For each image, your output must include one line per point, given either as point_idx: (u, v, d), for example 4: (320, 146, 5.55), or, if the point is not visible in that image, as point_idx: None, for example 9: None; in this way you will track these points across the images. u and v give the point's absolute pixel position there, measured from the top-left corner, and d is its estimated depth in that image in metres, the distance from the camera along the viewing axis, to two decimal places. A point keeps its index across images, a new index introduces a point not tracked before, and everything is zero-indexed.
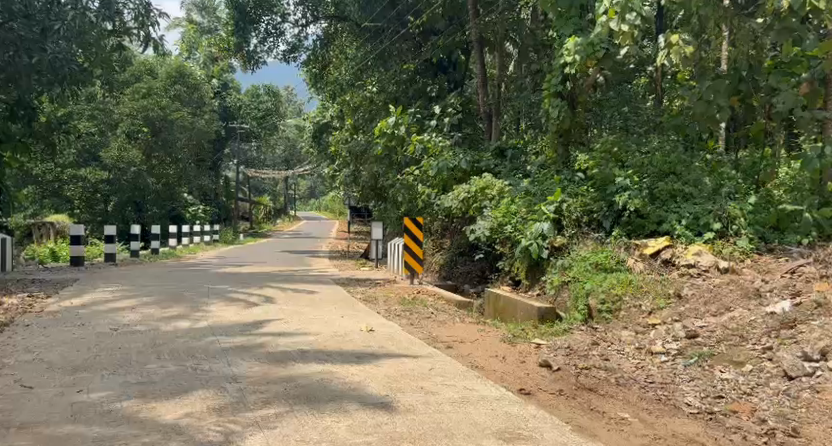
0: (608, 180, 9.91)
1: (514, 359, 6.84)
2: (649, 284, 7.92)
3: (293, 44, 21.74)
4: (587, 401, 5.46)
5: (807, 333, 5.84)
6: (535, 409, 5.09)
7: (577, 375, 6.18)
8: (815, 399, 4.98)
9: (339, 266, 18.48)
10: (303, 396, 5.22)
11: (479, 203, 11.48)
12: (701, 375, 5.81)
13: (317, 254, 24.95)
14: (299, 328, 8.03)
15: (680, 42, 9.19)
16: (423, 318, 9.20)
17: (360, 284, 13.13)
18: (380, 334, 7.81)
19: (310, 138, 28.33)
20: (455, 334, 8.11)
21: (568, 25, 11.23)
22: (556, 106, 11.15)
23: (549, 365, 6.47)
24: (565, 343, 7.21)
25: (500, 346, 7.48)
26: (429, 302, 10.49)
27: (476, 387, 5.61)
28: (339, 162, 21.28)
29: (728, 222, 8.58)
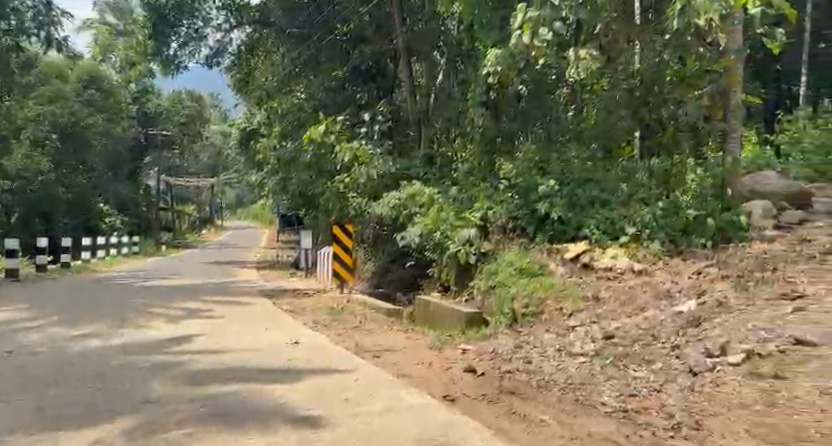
0: (531, 187, 10.17)
1: (440, 365, 7.00)
2: (569, 287, 8.19)
3: (216, 48, 21.53)
4: (509, 404, 5.64)
5: (710, 330, 6.19)
6: (457, 415, 5.22)
7: (501, 379, 6.38)
8: (714, 391, 5.25)
9: (266, 276, 18.30)
10: (225, 413, 5.22)
11: (408, 209, 11.65)
12: (616, 375, 6.06)
13: (246, 264, 24.65)
14: (223, 344, 7.98)
15: (589, 56, 9.88)
16: (349, 328, 9.25)
17: (288, 295, 13.09)
18: (305, 346, 7.84)
19: (236, 144, 27.97)
20: (381, 343, 8.20)
21: (491, 36, 11.61)
22: (480, 114, 12.05)
23: (473, 371, 6.64)
24: (488, 348, 7.42)
25: (429, 352, 7.62)
26: (358, 312, 10.57)
27: (401, 397, 5.71)
28: (266, 169, 21.10)
29: (642, 226, 8.91)
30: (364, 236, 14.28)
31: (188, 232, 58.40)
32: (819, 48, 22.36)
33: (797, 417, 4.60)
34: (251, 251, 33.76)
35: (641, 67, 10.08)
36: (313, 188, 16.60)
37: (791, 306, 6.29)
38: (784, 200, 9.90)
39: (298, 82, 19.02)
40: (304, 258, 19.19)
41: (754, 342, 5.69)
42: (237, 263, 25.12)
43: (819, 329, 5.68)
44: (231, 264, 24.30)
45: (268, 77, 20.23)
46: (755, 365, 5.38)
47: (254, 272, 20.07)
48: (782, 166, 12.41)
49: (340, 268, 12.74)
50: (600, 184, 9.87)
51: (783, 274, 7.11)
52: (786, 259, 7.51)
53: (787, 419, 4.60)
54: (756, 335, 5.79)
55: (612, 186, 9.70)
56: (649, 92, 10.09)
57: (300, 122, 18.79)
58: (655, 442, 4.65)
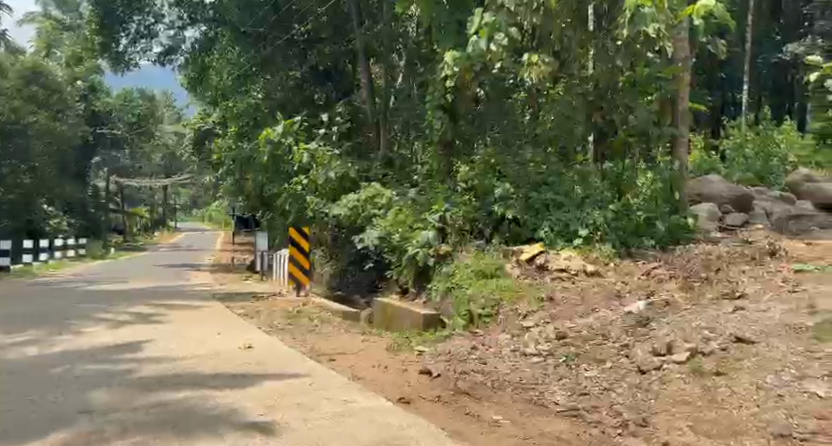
0: (488, 190, 10.40)
1: (396, 368, 7.05)
2: (524, 288, 8.33)
3: (168, 46, 21.29)
4: (464, 405, 5.73)
5: (658, 329, 6.39)
6: (411, 418, 5.29)
7: (456, 380, 6.46)
8: (661, 389, 5.42)
9: (220, 279, 18.13)
10: (180, 421, 5.20)
11: (367, 211, 11.69)
12: (568, 375, 6.19)
13: (199, 267, 24.38)
14: (175, 349, 7.91)
15: (541, 62, 9.87)
16: (305, 331, 9.25)
17: (242, 298, 13.01)
18: (259, 350, 7.83)
19: (189, 144, 27.65)
20: (337, 347, 8.23)
21: (449, 39, 11.66)
22: (439, 118, 11.65)
23: (429, 372, 6.74)
24: (444, 350, 7.50)
25: (385, 355, 7.68)
26: (314, 315, 10.57)
27: (356, 400, 5.76)
28: (221, 170, 20.92)
29: (594, 229, 9.03)
30: (322, 238, 14.20)
31: (140, 235, 57.38)
32: (761, 58, 23.07)
33: (735, 412, 4.77)
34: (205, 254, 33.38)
35: (595, 72, 10.13)
36: (268, 190, 16.55)
37: (732, 304, 6.52)
38: (728, 203, 10.22)
39: (255, 82, 18.77)
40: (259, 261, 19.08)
41: (698, 340, 5.89)
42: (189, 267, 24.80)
43: (757, 326, 5.90)
44: (183, 267, 23.98)
45: (222, 76, 20.03)
46: (698, 363, 5.57)
47: (208, 276, 19.87)
48: (726, 171, 12.79)
49: (296, 271, 12.66)
50: (554, 186, 9.87)
51: (726, 274, 7.35)
52: (729, 259, 7.74)
53: (726, 413, 4.79)
54: (700, 333, 5.99)
55: (565, 188, 9.72)
56: (604, 97, 10.32)
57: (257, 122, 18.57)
58: (606, 441, 4.80)
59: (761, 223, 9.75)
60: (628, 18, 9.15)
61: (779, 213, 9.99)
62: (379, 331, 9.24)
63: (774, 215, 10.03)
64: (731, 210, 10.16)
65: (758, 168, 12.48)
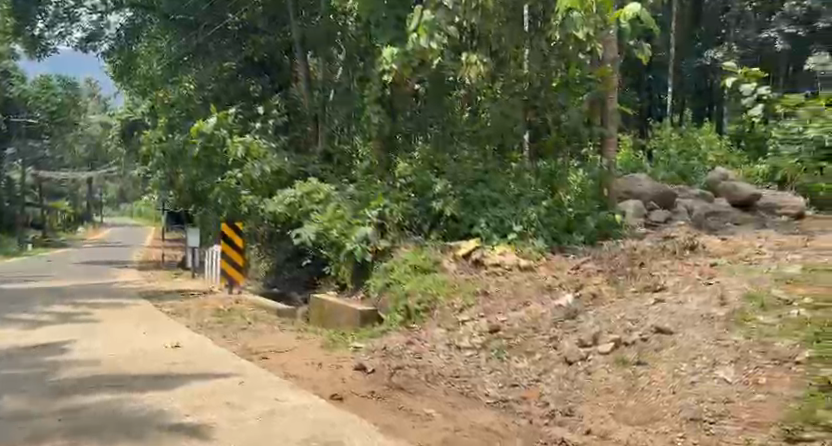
0: (427, 186, 10.32)
1: (330, 365, 7.08)
2: (460, 283, 8.46)
3: (91, 31, 20.70)
4: (396, 400, 5.82)
5: (584, 322, 6.62)
6: (343, 414, 5.34)
7: (390, 375, 6.52)
8: (586, 380, 5.61)
9: (149, 277, 17.73)
10: (105, 424, 5.13)
11: (305, 206, 11.57)
12: (499, 367, 6.33)
13: (127, 264, 23.78)
14: (99, 350, 7.76)
15: (478, 63, 9.98)
16: (236, 329, 9.18)
17: (173, 296, 12.80)
18: (187, 349, 7.77)
19: (116, 135, 26.92)
20: (269, 344, 8.21)
21: (387, 34, 11.69)
22: (376, 113, 11.61)
23: (363, 368, 6.79)
24: (380, 345, 7.56)
25: (319, 352, 7.69)
26: (247, 313, 10.48)
27: (286, 398, 5.75)
28: (150, 163, 20.49)
29: (528, 224, 9.23)
30: (256, 234, 14.04)
31: (63, 230, 55.47)
32: None
33: (654, 399, 5.07)
34: (132, 251, 32.51)
35: (528, 73, 10.41)
36: (201, 184, 16.33)
37: (653, 297, 6.78)
38: (652, 201, 10.56)
39: (186, 72, 18.13)
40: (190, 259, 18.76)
41: (621, 332, 6.11)
42: (115, 264, 24.13)
43: (674, 316, 6.15)
44: (109, 265, 23.28)
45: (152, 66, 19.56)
46: (620, 354, 5.79)
47: (136, 273, 19.43)
48: (651, 171, 13.20)
49: (228, 267, 12.51)
50: (490, 184, 10.05)
51: (649, 268, 7.64)
52: (653, 254, 8.05)
53: (644, 401, 5.07)
54: (622, 326, 6.22)
55: (500, 186, 9.94)
56: (536, 96, 10.56)
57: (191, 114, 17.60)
58: (533, 431, 4.94)
59: (682, 219, 10.08)
60: (559, 20, 9.52)
61: (698, 209, 10.31)
62: (314, 328, 9.22)
63: (694, 211, 10.33)
64: (655, 208, 10.52)
65: (681, 167, 12.93)
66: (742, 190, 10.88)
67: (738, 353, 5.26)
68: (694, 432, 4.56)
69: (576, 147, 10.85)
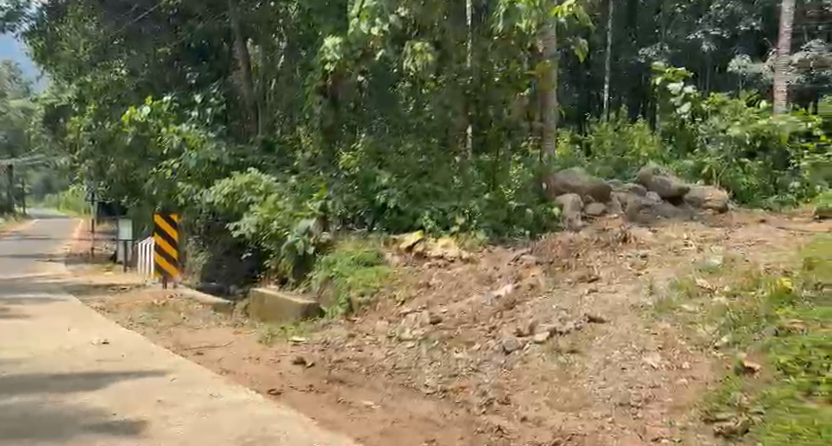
0: (371, 178, 10.28)
1: (268, 359, 7.06)
2: (403, 275, 8.53)
3: (10, 11, 19.98)
4: (336, 393, 5.85)
5: (522, 312, 6.78)
6: (283, 408, 5.35)
7: (330, 368, 6.55)
8: (522, 368, 5.74)
9: (79, 271, 17.25)
10: (31, 424, 5.00)
11: (242, 197, 11.29)
12: (438, 358, 6.43)
13: (53, 257, 23.03)
14: (21, 348, 7.53)
15: (423, 50, 10.10)
16: (170, 325, 9.04)
17: (105, 291, 12.50)
18: (115, 346, 7.63)
19: (41, 122, 26.04)
20: (205, 340, 8.12)
21: (328, 24, 11.61)
22: (318, 102, 11.45)
23: (303, 362, 6.77)
24: (319, 339, 7.56)
25: (257, 347, 7.63)
26: (183, 307, 10.31)
27: (221, 395, 5.71)
28: (79, 151, 19.92)
29: (470, 217, 9.36)
30: (191, 226, 13.75)
31: None
32: (620, 60, 24.40)
33: (586, 386, 5.25)
34: (60, 244, 31.41)
35: (471, 66, 10.49)
36: (135, 174, 15.98)
37: (587, 287, 6.98)
38: (588, 195, 10.49)
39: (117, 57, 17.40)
40: (123, 252, 18.30)
41: (556, 322, 6.27)
42: (41, 257, 23.32)
43: (605, 306, 6.35)
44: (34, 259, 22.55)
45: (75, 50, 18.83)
46: (556, 342, 5.95)
47: (65, 268, 18.80)
48: (586, 165, 13.45)
49: (166, 263, 12.28)
50: (434, 177, 10.11)
51: (585, 260, 7.83)
52: (587, 246, 8.25)
53: (577, 388, 5.25)
54: (557, 315, 6.38)
55: (444, 179, 10.09)
56: (478, 91, 10.54)
57: (121, 101, 17.19)
58: (469, 420, 5.04)
59: (616, 214, 10.21)
60: (503, 11, 9.69)
61: (631, 203, 10.61)
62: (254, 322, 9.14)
63: (627, 205, 10.61)
64: (591, 203, 10.46)
65: (615, 163, 13.24)
66: (672, 185, 11.15)
67: (663, 341, 5.56)
68: (622, 417, 4.78)
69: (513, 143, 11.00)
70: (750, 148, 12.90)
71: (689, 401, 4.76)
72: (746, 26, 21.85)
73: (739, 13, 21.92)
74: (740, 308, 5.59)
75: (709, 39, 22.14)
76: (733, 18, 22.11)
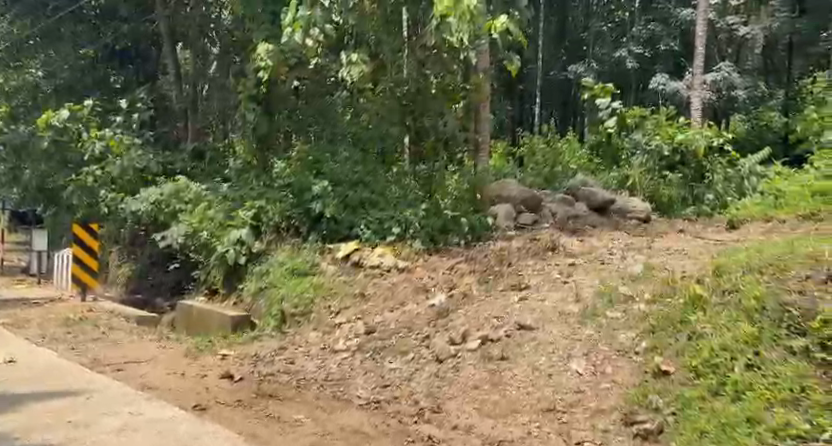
0: (305, 188, 10.08)
1: (194, 374, 6.94)
2: (337, 285, 8.48)
3: None
4: (264, 407, 5.81)
5: (455, 320, 6.87)
6: (208, 424, 5.27)
7: (260, 382, 6.50)
8: (454, 377, 5.85)
9: None
10: None
11: (171, 206, 11.06)
12: (371, 368, 6.44)
13: None
14: None
15: (360, 61, 10.36)
16: (88, 340, 8.78)
17: (20, 305, 11.99)
18: (26, 365, 7.34)
19: None
20: (126, 355, 7.93)
21: (263, 31, 11.44)
22: (251, 110, 11.04)
23: (231, 376, 6.70)
24: (250, 352, 7.48)
25: (182, 361, 7.50)
26: (105, 321, 10.01)
27: (142, 411, 5.59)
28: None
29: (406, 226, 9.44)
30: (115, 236, 13.21)
31: None
32: (551, 74, 25.12)
33: (514, 392, 5.41)
34: None
35: (407, 77, 10.44)
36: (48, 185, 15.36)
37: (517, 295, 7.11)
38: (521, 205, 10.68)
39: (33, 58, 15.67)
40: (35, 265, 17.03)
41: (488, 329, 6.38)
42: None
43: (535, 312, 6.50)
44: None
45: None
46: (487, 350, 6.06)
47: None
48: (518, 176, 13.74)
49: (81, 271, 11.78)
50: (371, 185, 10.01)
51: (516, 268, 7.98)
52: (518, 254, 8.41)
53: (506, 395, 5.40)
54: (489, 323, 6.50)
55: (381, 188, 10.00)
56: (414, 101, 10.47)
57: None
58: (401, 430, 5.10)
59: (547, 224, 10.52)
60: (435, 26, 9.75)
61: (560, 214, 10.81)
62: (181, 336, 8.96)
63: (557, 215, 10.87)
64: (524, 212, 10.66)
65: (546, 173, 13.57)
66: (600, 196, 11.38)
67: (588, 347, 5.73)
68: (548, 422, 4.97)
69: (449, 157, 11.06)
70: (670, 161, 13.30)
71: (612, 404, 4.99)
72: (665, 46, 23.18)
73: (659, 33, 23.33)
74: (660, 315, 5.76)
75: (632, 56, 23.08)
76: (653, 38, 23.47)
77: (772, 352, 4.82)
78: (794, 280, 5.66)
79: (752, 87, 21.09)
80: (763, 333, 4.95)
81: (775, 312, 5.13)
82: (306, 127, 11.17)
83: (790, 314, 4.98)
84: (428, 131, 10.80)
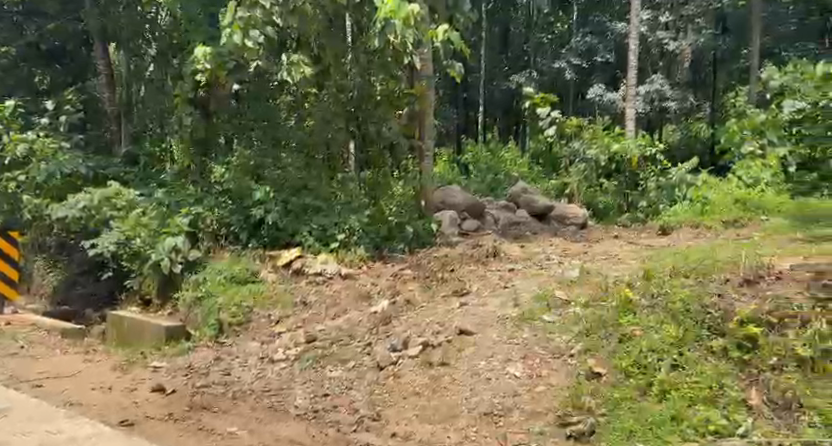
0: (246, 194, 10.16)
1: (122, 388, 6.79)
2: (277, 293, 8.43)
3: None
4: (197, 420, 5.73)
5: (396, 327, 6.88)
6: (136, 440, 5.16)
7: (193, 394, 6.39)
8: (395, 384, 5.89)
9: None
10: None
11: (102, 214, 10.08)
12: (311, 377, 6.40)
13: None
14: None
15: (301, 62, 10.05)
16: (8, 355, 8.46)
17: None
18: None
19: None
20: (46, 370, 7.67)
21: (199, 33, 11.17)
22: (189, 113, 10.80)
23: (162, 389, 6.57)
24: (183, 364, 7.33)
25: (112, 375, 7.35)
26: (26, 334, 9.49)
27: (62, 430, 5.39)
28: None
29: (350, 231, 9.41)
30: (41, 244, 11.80)
31: None
32: (493, 84, 25.60)
33: (453, 398, 5.46)
34: None
35: (350, 83, 10.36)
36: None
37: (458, 301, 7.18)
38: (465, 211, 11.19)
39: None
40: None
41: (428, 335, 6.41)
42: None
43: (474, 318, 6.56)
44: None
45: None
46: (428, 356, 6.09)
47: None
48: (462, 183, 13.92)
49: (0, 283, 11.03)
50: (313, 191, 10.10)
51: (458, 274, 8.03)
52: (460, 260, 8.48)
53: (445, 400, 5.44)
54: (431, 328, 6.53)
55: (326, 194, 10.09)
56: (359, 108, 10.50)
57: None
58: (338, 439, 5.14)
59: (490, 229, 11.02)
60: (379, 28, 9.70)
61: (503, 219, 11.33)
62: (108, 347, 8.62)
63: (500, 221, 11.39)
64: (468, 218, 11.20)
65: (489, 181, 13.88)
66: (540, 203, 11.78)
67: (525, 350, 5.82)
68: (486, 425, 5.05)
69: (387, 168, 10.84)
70: (606, 170, 13.51)
71: (551, 404, 5.09)
72: (601, 59, 22.94)
73: (596, 45, 23.10)
74: (588, 315, 5.98)
75: (571, 67, 23.28)
76: (591, 50, 23.31)
77: (693, 353, 5.21)
78: (716, 283, 6.01)
79: (681, 99, 21.52)
80: (687, 335, 5.34)
81: (697, 315, 5.53)
82: (244, 130, 10.73)
83: (711, 315, 5.48)
84: (369, 137, 10.68)
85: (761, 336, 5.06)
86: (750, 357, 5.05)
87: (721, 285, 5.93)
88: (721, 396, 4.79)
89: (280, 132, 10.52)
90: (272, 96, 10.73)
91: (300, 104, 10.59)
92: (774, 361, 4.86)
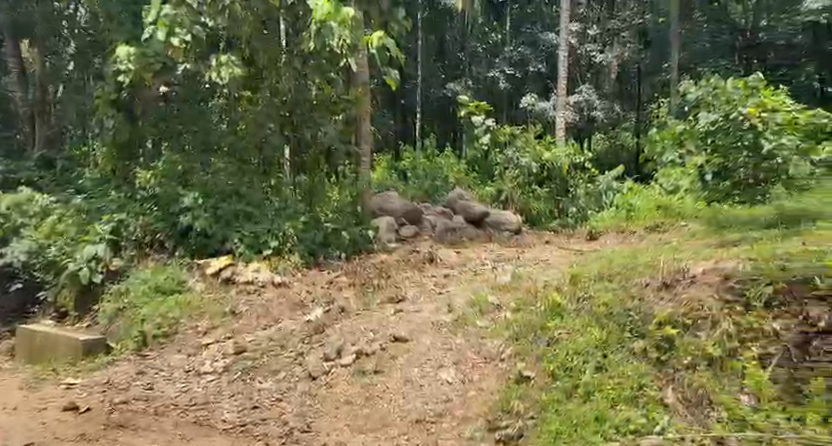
0: (173, 198, 9.64)
1: (35, 407, 6.56)
2: (206, 303, 8.26)
3: None
4: (113, 439, 5.74)
5: (329, 336, 6.82)
6: None
7: (110, 411, 6.26)
8: (326, 393, 5.96)
9: None
10: None
11: (13, 222, 9.79)
12: (241, 390, 6.36)
13: None
14: None
15: (229, 62, 9.67)
16: None
17: None
18: None
19: None
20: None
21: (121, 32, 10.82)
22: (111, 115, 10.22)
23: (75, 407, 6.39)
24: (101, 380, 7.03)
25: (19, 394, 7.15)
26: None
27: None
28: None
29: (284, 239, 9.21)
30: None
31: None
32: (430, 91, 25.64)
33: (385, 406, 5.60)
34: None
35: (284, 86, 10.28)
36: None
37: (393, 308, 7.19)
38: (402, 218, 11.29)
39: None
40: None
41: (362, 342, 6.41)
42: None
43: (408, 324, 6.58)
44: None
45: None
46: (361, 364, 6.15)
47: None
48: (400, 190, 13.97)
49: None
50: (246, 197, 9.80)
51: (394, 280, 8.02)
52: (397, 266, 8.50)
53: (378, 408, 5.59)
54: (365, 337, 6.51)
55: (259, 199, 9.81)
56: (293, 112, 10.45)
57: None
58: None
59: (428, 234, 11.11)
60: (315, 30, 9.49)
61: (439, 225, 11.30)
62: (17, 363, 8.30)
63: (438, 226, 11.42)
64: (405, 224, 11.30)
65: (425, 186, 13.98)
66: (477, 209, 11.82)
67: (460, 354, 5.95)
68: (418, 433, 5.23)
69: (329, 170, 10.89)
70: (538, 177, 13.76)
71: (476, 411, 5.27)
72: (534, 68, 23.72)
73: (528, 56, 23.96)
74: (521, 321, 6.04)
75: (504, 77, 23.91)
76: (523, 60, 24.12)
77: (616, 354, 5.26)
78: (635, 286, 5.89)
79: (608, 109, 22.20)
80: (612, 338, 5.40)
81: (619, 317, 5.59)
82: (174, 132, 10.37)
83: (632, 319, 5.52)
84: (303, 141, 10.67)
85: (677, 336, 5.13)
86: (666, 356, 5.10)
87: (640, 288, 5.84)
88: (639, 396, 4.82)
89: (209, 136, 10.28)
90: (207, 97, 10.59)
91: (232, 107, 10.32)
92: (688, 360, 4.94)
